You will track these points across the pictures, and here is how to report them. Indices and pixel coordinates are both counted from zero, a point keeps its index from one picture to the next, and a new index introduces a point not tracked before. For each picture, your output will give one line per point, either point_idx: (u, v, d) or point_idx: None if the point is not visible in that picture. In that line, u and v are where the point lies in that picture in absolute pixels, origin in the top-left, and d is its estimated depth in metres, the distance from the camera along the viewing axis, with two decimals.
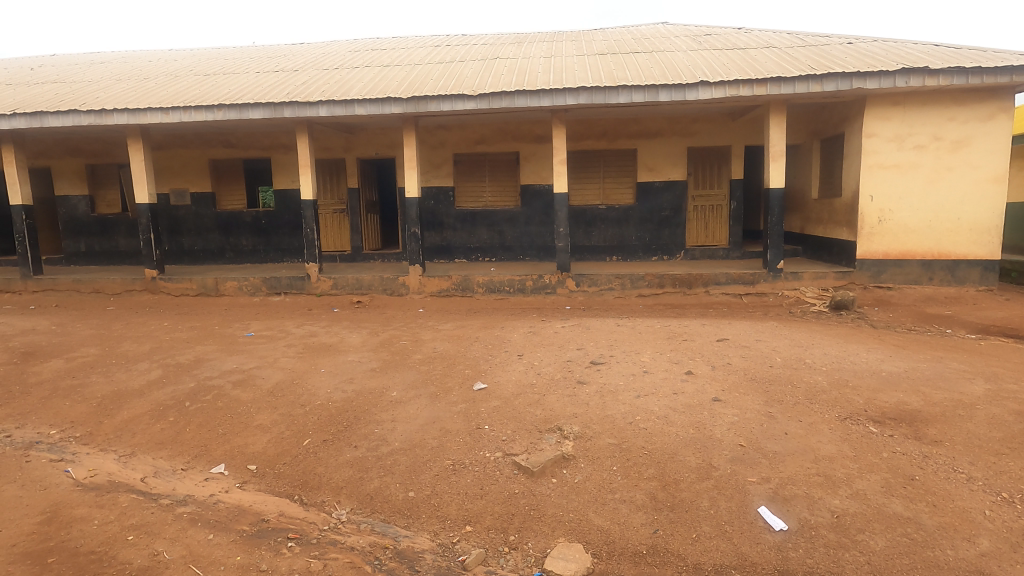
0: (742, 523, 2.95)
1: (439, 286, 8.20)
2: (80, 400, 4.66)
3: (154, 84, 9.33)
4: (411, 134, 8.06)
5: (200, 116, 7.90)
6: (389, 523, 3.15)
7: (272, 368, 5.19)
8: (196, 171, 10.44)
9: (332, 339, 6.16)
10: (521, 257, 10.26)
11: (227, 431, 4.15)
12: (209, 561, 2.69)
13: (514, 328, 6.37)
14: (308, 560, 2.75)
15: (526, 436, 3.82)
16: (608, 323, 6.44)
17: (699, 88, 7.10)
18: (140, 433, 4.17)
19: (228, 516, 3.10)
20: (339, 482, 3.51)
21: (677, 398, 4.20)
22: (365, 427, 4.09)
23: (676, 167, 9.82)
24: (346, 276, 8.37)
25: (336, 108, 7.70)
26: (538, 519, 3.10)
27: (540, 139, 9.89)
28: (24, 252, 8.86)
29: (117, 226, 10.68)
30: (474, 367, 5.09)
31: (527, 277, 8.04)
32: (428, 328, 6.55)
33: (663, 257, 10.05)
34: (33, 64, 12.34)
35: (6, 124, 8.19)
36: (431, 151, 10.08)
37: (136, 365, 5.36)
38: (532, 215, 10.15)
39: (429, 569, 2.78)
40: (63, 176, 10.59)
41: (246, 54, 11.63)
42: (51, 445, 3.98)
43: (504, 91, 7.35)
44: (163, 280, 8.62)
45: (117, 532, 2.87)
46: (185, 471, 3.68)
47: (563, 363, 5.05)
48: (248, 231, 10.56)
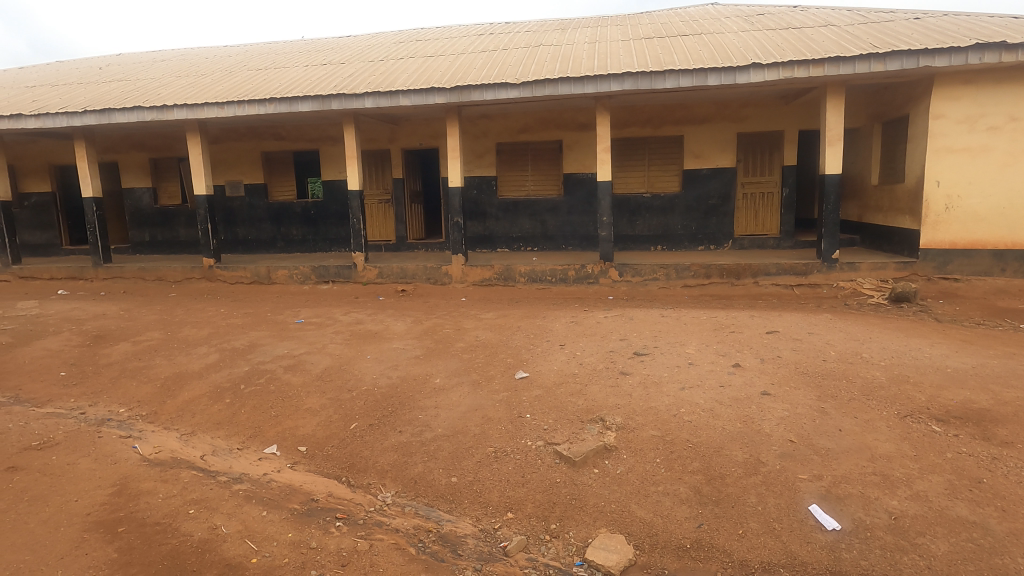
0: (792, 521, 2.86)
1: (482, 275, 8.23)
2: (146, 381, 4.96)
3: (210, 80, 9.70)
4: (455, 125, 8.10)
5: (253, 109, 8.19)
6: (433, 507, 3.22)
7: (321, 354, 5.36)
8: (249, 163, 10.83)
9: (377, 326, 6.30)
10: (564, 246, 10.19)
11: (279, 414, 4.33)
12: (263, 537, 2.81)
13: (556, 318, 6.36)
14: (355, 540, 2.84)
15: (568, 426, 3.81)
16: (652, 314, 6.32)
17: (750, 71, 6.83)
18: (199, 413, 4.41)
19: (280, 494, 3.24)
20: (385, 466, 3.60)
21: (724, 391, 4.09)
22: (410, 413, 4.17)
23: (724, 154, 9.51)
24: (391, 265, 8.53)
25: (381, 99, 7.81)
26: (579, 509, 3.10)
27: (584, 127, 9.76)
28: (95, 242, 9.42)
29: (178, 217, 11.23)
30: (517, 356, 5.10)
31: (569, 266, 7.96)
32: (470, 317, 6.62)
33: (710, 247, 9.78)
34: (101, 64, 13.02)
35: (78, 120, 8.71)
36: (474, 140, 10.11)
37: (195, 349, 5.64)
38: (575, 204, 10.06)
39: (471, 554, 2.82)
40: (128, 170, 11.20)
41: (296, 48, 11.93)
42: (121, 423, 4.26)
43: (547, 79, 7.28)
44: (220, 269, 9.01)
45: (180, 506, 3.04)
46: (241, 451, 3.86)
47: (606, 353, 5.00)
48: (298, 221, 10.90)
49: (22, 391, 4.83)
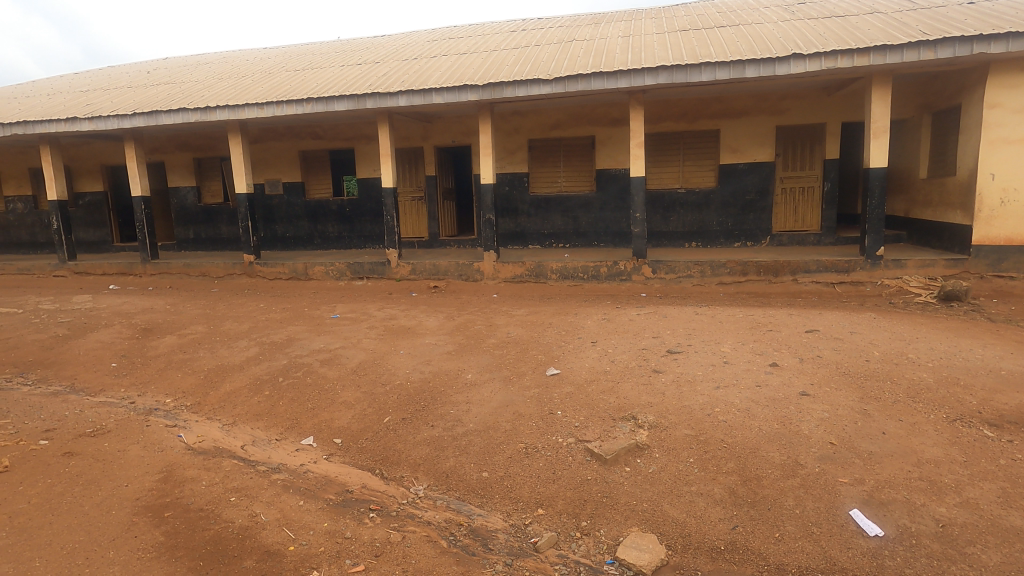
0: (832, 525, 2.77)
1: (513, 272, 8.23)
2: (190, 372, 5.17)
3: (250, 81, 9.98)
4: (487, 122, 8.12)
5: (291, 109, 8.39)
6: (464, 501, 3.25)
7: (355, 348, 5.47)
8: (287, 162, 11.11)
9: (411, 322, 6.39)
10: (596, 243, 10.11)
11: (316, 406, 4.44)
12: (300, 525, 2.88)
13: (588, 314, 6.32)
14: (388, 531, 2.89)
15: (599, 423, 3.79)
16: (686, 311, 6.21)
17: (790, 62, 6.62)
18: (240, 404, 4.56)
19: (316, 485, 3.33)
20: (417, 460, 3.66)
21: (761, 391, 4.00)
22: (442, 408, 4.22)
23: (762, 148, 9.27)
24: (424, 261, 8.62)
25: (414, 97, 7.89)
26: (610, 507, 3.08)
27: (617, 122, 9.66)
28: (144, 239, 9.83)
29: (220, 214, 11.62)
30: (548, 353, 5.09)
31: (602, 263, 7.89)
32: (502, 313, 6.64)
33: (747, 243, 9.55)
34: (149, 67, 13.56)
35: (128, 122, 9.09)
36: (506, 137, 10.12)
37: (236, 342, 5.83)
38: (607, 200, 9.96)
39: (502, 548, 2.84)
40: (174, 169, 11.63)
41: (332, 48, 12.15)
42: (167, 412, 4.45)
43: (580, 74, 7.22)
44: (260, 265, 9.27)
45: (222, 493, 3.14)
46: (279, 442, 3.98)
47: (638, 351, 4.94)
48: (334, 218, 11.13)
49: (78, 381, 5.09)
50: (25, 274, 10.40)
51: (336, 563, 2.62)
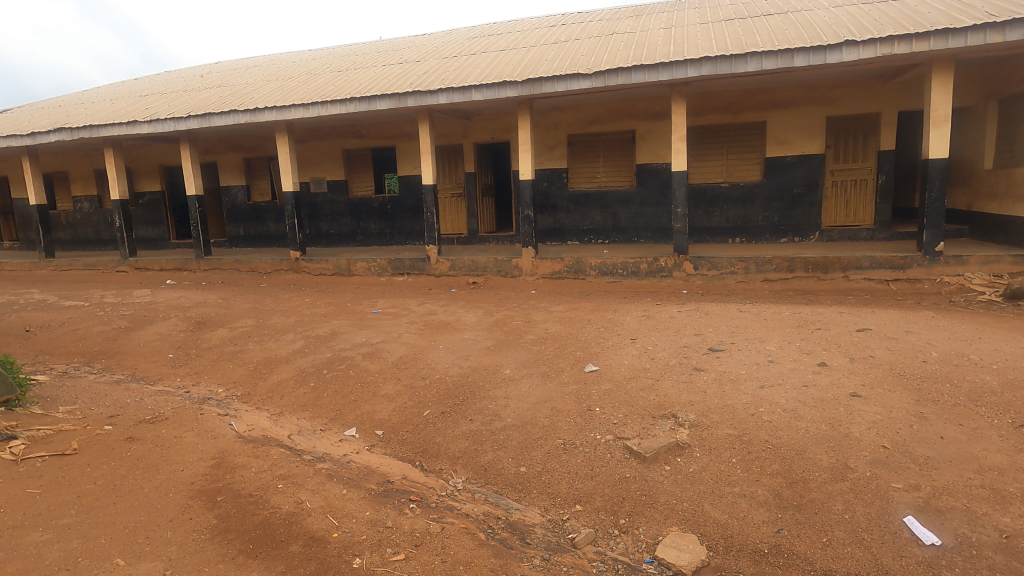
0: (884, 533, 2.66)
1: (552, 268, 8.20)
2: (240, 364, 5.39)
3: (297, 83, 10.28)
4: (526, 118, 8.11)
5: (335, 109, 8.60)
6: (502, 495, 3.28)
7: (396, 343, 5.58)
8: (331, 161, 11.40)
9: (449, 317, 6.47)
10: (636, 239, 9.98)
11: (358, 398, 4.56)
12: (343, 513, 2.95)
13: (627, 311, 6.24)
14: (428, 522, 2.94)
15: (639, 421, 3.75)
16: (729, 309, 6.05)
17: (843, 49, 6.35)
18: (287, 395, 4.74)
19: (359, 475, 3.43)
20: (456, 453, 3.71)
21: (808, 391, 3.86)
22: (480, 402, 4.26)
23: (811, 140, 8.93)
24: (463, 258, 8.69)
25: (454, 95, 7.95)
26: (649, 506, 3.05)
27: (658, 116, 9.48)
28: (197, 236, 10.27)
29: (268, 212, 12.04)
30: (586, 349, 5.06)
31: (642, 259, 7.78)
32: (540, 309, 6.63)
33: (794, 239, 9.23)
34: (202, 71, 14.14)
35: (183, 125, 9.51)
36: (545, 133, 10.10)
37: (283, 335, 6.04)
38: (647, 196, 9.82)
39: (540, 543, 2.85)
40: (225, 169, 12.11)
41: (374, 48, 12.39)
42: (220, 401, 4.65)
43: (621, 67, 7.12)
44: (305, 261, 9.55)
45: (270, 480, 3.25)
46: (324, 432, 4.11)
47: (679, 348, 4.86)
48: (376, 215, 11.37)
49: (138, 370, 5.39)
50: (90, 269, 11.03)
51: (377, 551, 2.66)
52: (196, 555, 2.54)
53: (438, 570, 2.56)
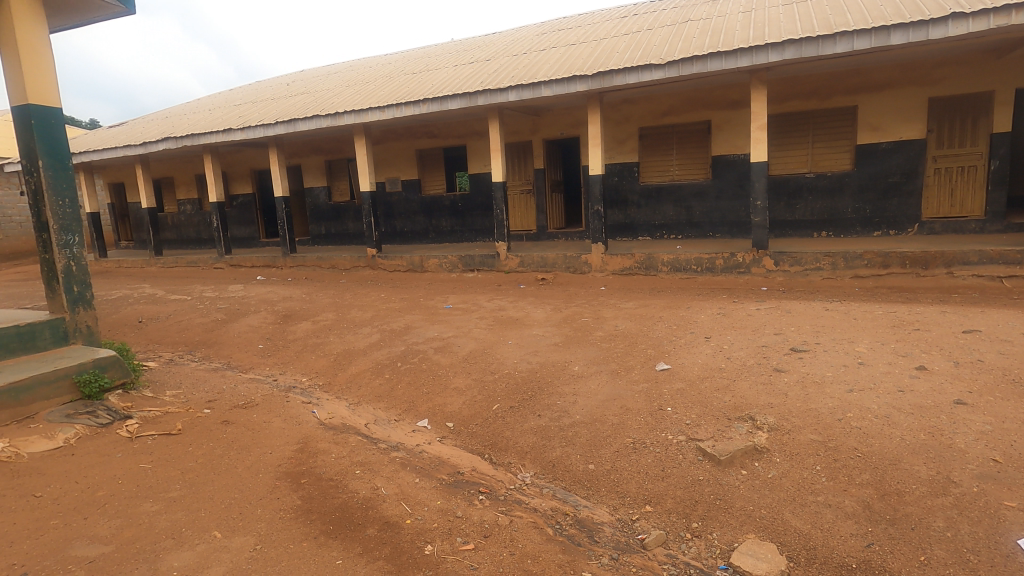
0: (993, 555, 2.42)
1: (622, 264, 8.05)
2: (322, 355, 5.71)
3: (373, 86, 10.71)
4: (597, 112, 8.00)
5: (410, 110, 8.87)
6: (570, 491, 3.28)
7: (467, 338, 5.69)
8: (405, 161, 11.78)
9: (519, 313, 6.51)
10: (711, 233, 9.60)
11: (430, 391, 4.70)
12: (415, 501, 3.05)
13: (702, 308, 6.03)
14: (497, 514, 2.98)
15: (713, 422, 3.61)
16: (814, 307, 5.69)
17: (948, 23, 5.78)
18: (364, 386, 4.97)
19: (431, 464, 3.54)
20: (525, 447, 3.75)
21: (904, 397, 3.57)
22: (549, 398, 4.26)
23: (910, 124, 8.20)
24: (532, 254, 8.72)
25: (523, 91, 7.98)
26: (724, 510, 2.93)
27: (736, 105, 9.05)
28: (284, 235, 10.95)
29: (347, 211, 12.64)
30: (658, 347, 4.93)
31: (717, 255, 7.47)
32: (610, 306, 6.54)
33: (889, 232, 8.53)
34: (289, 80, 15.03)
35: (272, 131, 10.17)
36: (616, 126, 9.92)
37: (360, 329, 6.32)
38: (724, 188, 9.41)
39: (608, 542, 2.82)
40: (308, 172, 12.83)
41: (446, 49, 12.66)
42: (304, 389, 4.96)
43: (696, 56, 6.87)
44: (381, 258, 9.94)
45: (348, 466, 3.42)
46: (398, 422, 4.28)
47: (757, 348, 4.63)
48: (447, 213, 11.64)
49: (232, 359, 5.83)
50: (192, 266, 12.05)
51: (448, 539, 2.74)
52: (283, 531, 2.72)
53: (507, 561, 2.59)
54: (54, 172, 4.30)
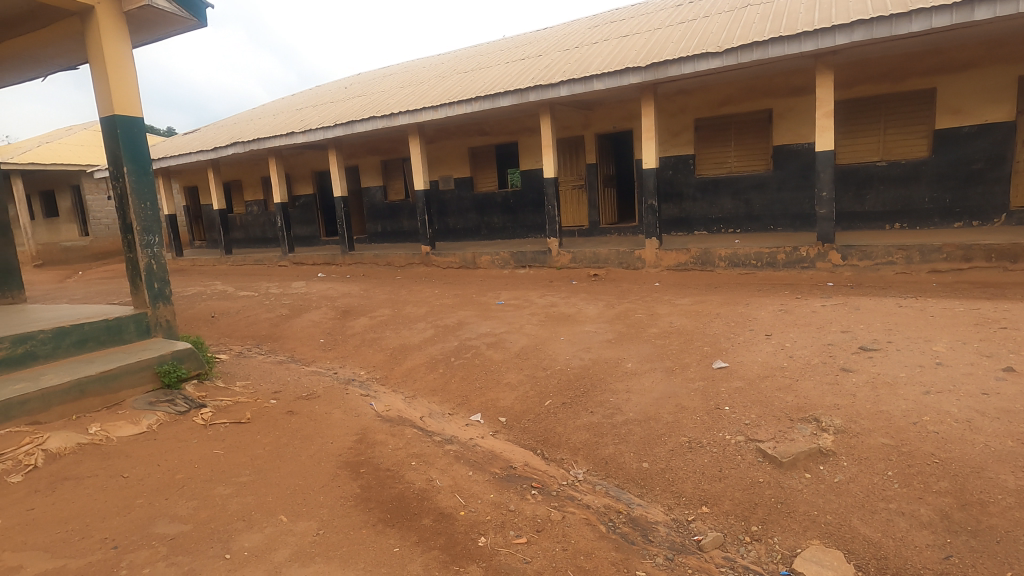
0: None
1: (677, 259, 7.87)
2: (379, 349, 5.90)
3: (427, 86, 10.90)
4: (651, 105, 7.83)
5: (462, 109, 8.98)
6: (623, 489, 3.24)
7: (519, 333, 5.72)
8: (457, 159, 11.94)
9: (571, 309, 6.49)
10: (773, 227, 9.21)
11: (482, 385, 4.77)
12: (469, 494, 3.11)
13: (762, 305, 5.81)
14: (549, 509, 2.99)
15: (774, 423, 3.48)
16: (886, 303, 5.36)
17: None
18: (419, 379, 5.09)
19: (484, 458, 3.59)
20: (577, 444, 3.74)
21: (988, 401, 3.31)
22: (601, 395, 4.22)
23: (997, 106, 7.55)
24: (584, 250, 8.65)
25: (575, 86, 7.92)
26: (785, 515, 2.82)
27: (799, 92, 8.63)
28: (343, 234, 11.35)
29: (402, 209, 12.96)
30: (715, 345, 4.78)
31: (779, 249, 7.16)
32: (665, 302, 6.40)
33: (971, 223, 7.92)
34: (346, 83, 15.52)
35: (331, 133, 10.55)
36: (671, 118, 9.67)
37: (415, 324, 6.48)
38: (786, 180, 9.00)
39: (662, 542, 2.77)
40: (365, 172, 13.23)
41: (498, 47, 12.71)
42: (362, 382, 5.14)
43: (756, 42, 6.60)
44: (435, 255, 10.13)
45: (404, 457, 3.52)
46: (452, 416, 4.37)
47: (822, 346, 4.42)
48: (499, 210, 11.72)
49: (296, 353, 6.12)
50: (259, 264, 12.69)
51: (501, 532, 2.77)
52: (344, 517, 2.83)
53: (560, 557, 2.59)
54: (136, 176, 4.63)
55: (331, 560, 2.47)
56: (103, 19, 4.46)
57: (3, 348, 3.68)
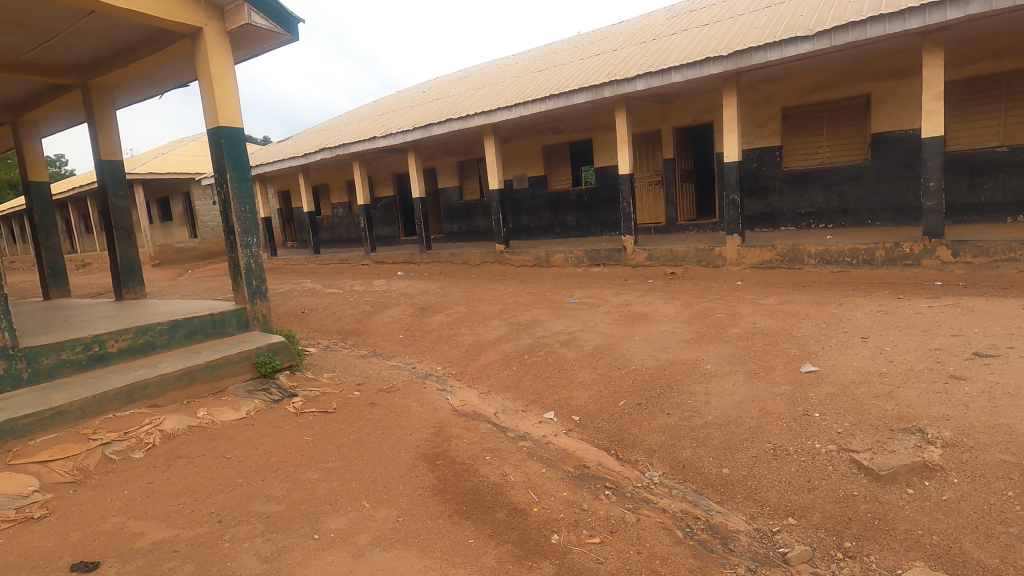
0: None
1: (761, 257, 7.47)
2: (455, 345, 6.05)
3: (501, 87, 11.03)
4: (733, 95, 7.49)
5: (536, 107, 9.02)
6: (701, 494, 3.13)
7: (593, 332, 5.67)
8: (532, 157, 11.99)
9: (646, 308, 6.34)
10: (870, 221, 8.52)
11: (556, 383, 4.77)
12: (542, 490, 3.12)
13: (857, 305, 5.39)
14: (623, 511, 2.95)
15: (871, 432, 3.23)
16: (1006, 305, 4.81)
17: None
18: (493, 376, 5.18)
19: (557, 456, 3.59)
20: (652, 445, 3.65)
21: None
22: (678, 397, 4.10)
23: None
24: (661, 247, 8.41)
25: (652, 79, 7.71)
26: (883, 532, 2.61)
27: (903, 74, 7.92)
28: (421, 233, 11.73)
29: (477, 209, 13.20)
30: (804, 348, 4.50)
31: (877, 245, 6.61)
32: (748, 301, 6.10)
33: None
34: (424, 88, 16.02)
35: (410, 136, 10.93)
36: (755, 108, 9.20)
37: (489, 322, 6.58)
38: (886, 170, 8.30)
39: (744, 552, 2.65)
40: (442, 173, 13.60)
41: (572, 44, 12.63)
42: (438, 377, 5.30)
43: (851, 23, 6.14)
44: (509, 253, 10.24)
45: (479, 451, 3.60)
46: (525, 413, 4.41)
47: (929, 351, 4.04)
48: (573, 207, 11.66)
49: (377, 348, 6.40)
50: (344, 263, 13.38)
51: (574, 531, 2.76)
52: (422, 507, 2.93)
53: (634, 559, 2.54)
54: (237, 182, 5.03)
55: (410, 547, 2.56)
56: (211, 39, 4.89)
57: (127, 338, 4.11)
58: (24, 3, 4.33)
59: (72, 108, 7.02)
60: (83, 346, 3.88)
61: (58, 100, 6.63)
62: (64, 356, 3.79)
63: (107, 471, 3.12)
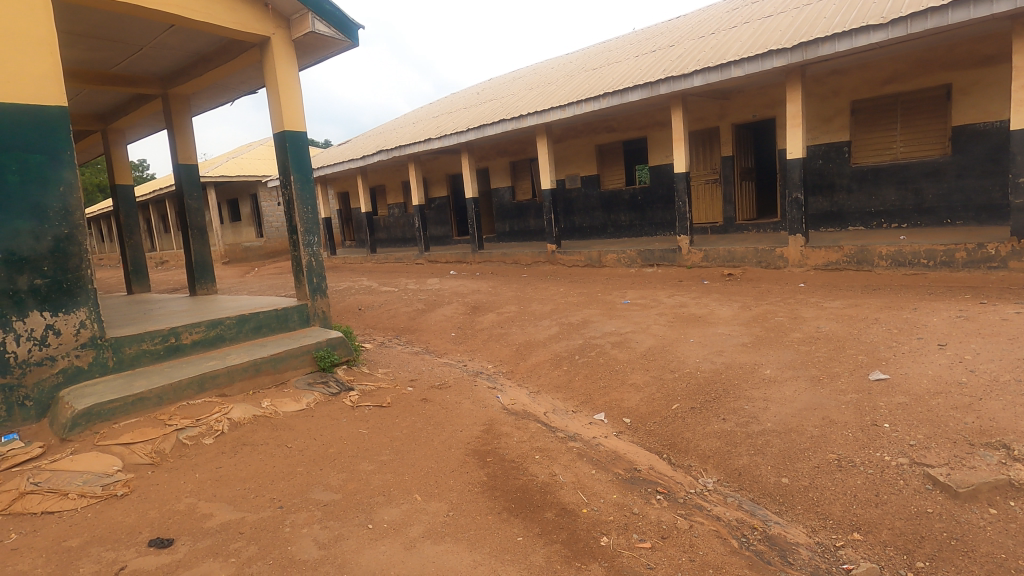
0: None
1: (827, 258, 7.10)
2: (506, 344, 6.09)
3: (555, 86, 11.00)
4: (797, 89, 7.16)
5: (590, 106, 8.94)
6: (759, 504, 3.02)
7: (645, 334, 5.56)
8: (585, 157, 11.90)
9: (702, 310, 6.16)
10: (950, 220, 7.95)
11: (607, 385, 4.71)
12: (591, 492, 3.09)
13: (934, 310, 5.04)
14: (675, 516, 2.88)
15: (948, 446, 3.02)
16: None
17: None
18: (544, 375, 5.18)
19: (607, 458, 3.56)
20: (707, 451, 3.55)
21: None
22: (735, 402, 3.97)
23: None
24: (718, 248, 8.15)
25: (710, 74, 7.49)
26: (961, 553, 2.43)
27: (988, 61, 7.35)
28: (473, 233, 11.86)
29: (529, 209, 13.24)
30: (873, 354, 4.25)
31: (957, 246, 6.16)
32: (811, 304, 5.82)
33: None
34: (477, 89, 16.20)
35: (464, 137, 11.09)
36: (822, 102, 8.77)
37: (539, 321, 6.58)
38: (969, 165, 7.71)
39: (804, 566, 2.53)
40: (495, 173, 13.71)
41: (627, 41, 12.45)
42: (489, 375, 5.35)
43: (930, 9, 5.75)
44: (561, 253, 10.21)
45: (528, 450, 3.61)
46: (575, 413, 4.38)
47: (1016, 361, 3.72)
48: (627, 207, 11.48)
49: (430, 345, 6.53)
50: (399, 262, 13.71)
51: (624, 534, 2.72)
52: (471, 502, 2.97)
53: (686, 566, 2.49)
54: (301, 184, 5.27)
55: (460, 541, 2.61)
56: (278, 48, 5.14)
57: (200, 331, 4.38)
58: (113, 19, 4.68)
59: (154, 116, 7.54)
60: (162, 337, 4.16)
61: (141, 108, 7.14)
62: (145, 346, 4.07)
63: (181, 455, 3.33)
